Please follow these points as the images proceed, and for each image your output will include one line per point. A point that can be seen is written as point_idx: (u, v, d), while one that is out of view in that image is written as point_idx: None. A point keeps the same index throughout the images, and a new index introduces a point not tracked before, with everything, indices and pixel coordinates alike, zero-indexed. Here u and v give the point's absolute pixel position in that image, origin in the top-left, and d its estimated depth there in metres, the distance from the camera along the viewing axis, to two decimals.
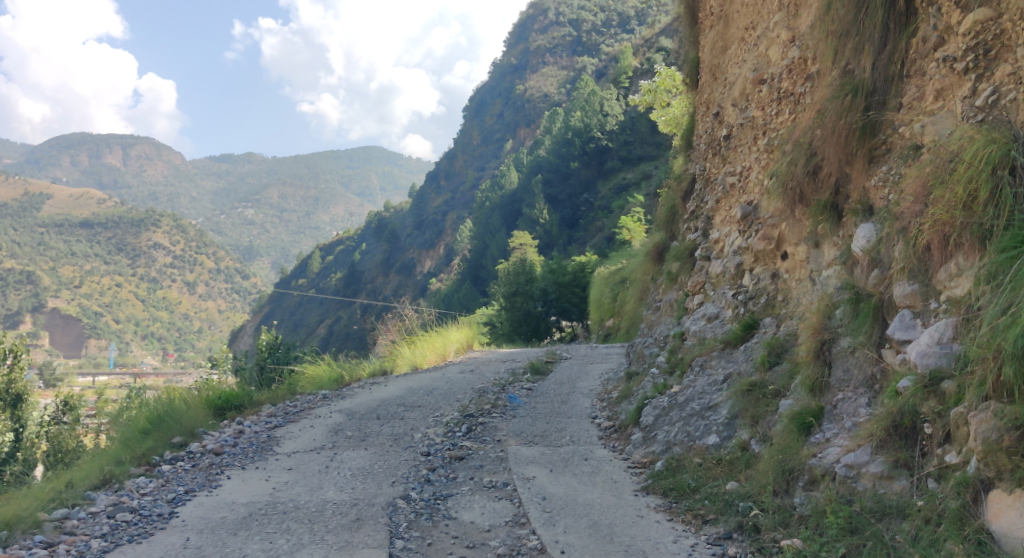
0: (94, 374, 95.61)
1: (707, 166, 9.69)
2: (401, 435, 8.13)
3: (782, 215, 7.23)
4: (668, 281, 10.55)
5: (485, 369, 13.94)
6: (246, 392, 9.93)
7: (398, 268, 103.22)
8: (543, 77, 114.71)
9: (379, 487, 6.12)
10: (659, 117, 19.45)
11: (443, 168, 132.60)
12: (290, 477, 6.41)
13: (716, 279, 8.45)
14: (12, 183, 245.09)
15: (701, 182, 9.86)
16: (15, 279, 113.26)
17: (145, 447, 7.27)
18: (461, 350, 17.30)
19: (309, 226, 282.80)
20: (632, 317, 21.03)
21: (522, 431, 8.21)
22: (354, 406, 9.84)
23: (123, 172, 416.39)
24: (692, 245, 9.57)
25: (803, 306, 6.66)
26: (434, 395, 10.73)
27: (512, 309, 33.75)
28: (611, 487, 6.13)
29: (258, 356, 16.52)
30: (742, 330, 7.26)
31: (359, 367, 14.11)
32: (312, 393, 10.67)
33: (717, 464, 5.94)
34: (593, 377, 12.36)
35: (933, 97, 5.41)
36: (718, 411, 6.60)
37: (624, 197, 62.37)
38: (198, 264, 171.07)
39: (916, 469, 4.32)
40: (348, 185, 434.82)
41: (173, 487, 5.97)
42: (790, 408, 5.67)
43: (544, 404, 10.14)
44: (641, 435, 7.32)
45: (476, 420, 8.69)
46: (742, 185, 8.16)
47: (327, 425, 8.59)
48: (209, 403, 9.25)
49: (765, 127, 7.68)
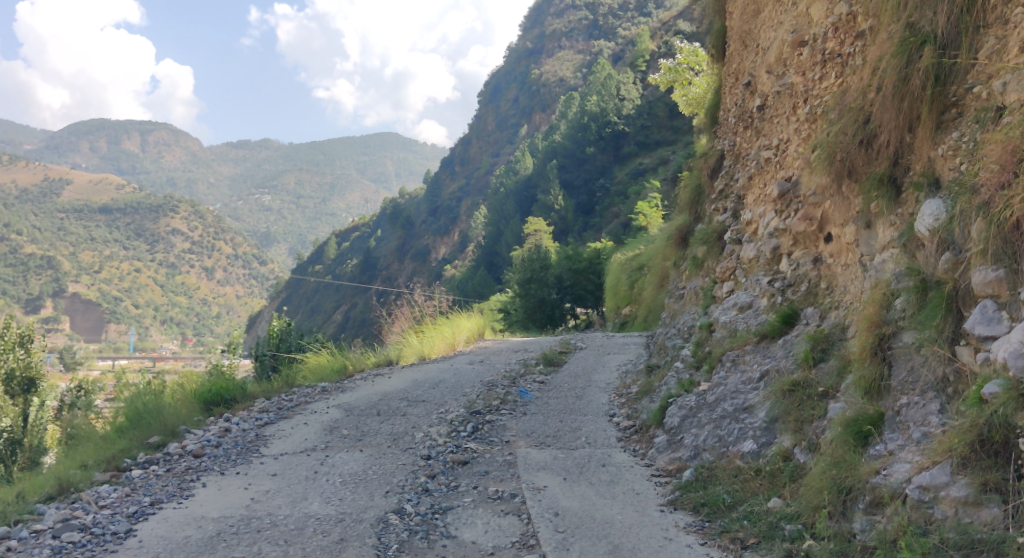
0: (113, 358, 96.24)
1: (738, 140, 8.89)
2: (401, 434, 7.44)
3: (827, 193, 6.47)
4: (693, 268, 9.77)
5: (496, 359, 13.24)
6: (239, 382, 9.27)
7: (412, 254, 102.78)
8: (559, 62, 113.47)
9: (370, 498, 5.40)
10: (681, 97, 18.51)
11: (458, 153, 131.51)
12: (271, 485, 5.71)
13: (749, 265, 7.68)
14: (33, 169, 246.75)
15: (730, 158, 9.10)
16: (35, 265, 114.42)
17: (117, 449, 6.61)
18: (472, 339, 16.60)
19: (326, 212, 282.53)
20: (651, 305, 20.30)
21: (532, 431, 7.51)
22: (353, 399, 9.17)
23: (141, 158, 419.12)
24: (720, 227, 8.79)
25: (851, 293, 5.90)
26: (441, 388, 10.02)
27: (526, 295, 33.08)
28: (632, 501, 5.42)
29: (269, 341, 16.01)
30: (779, 322, 6.50)
31: (364, 357, 13.46)
32: (311, 385, 10.02)
33: (756, 476, 5.20)
34: (609, 369, 11.64)
35: (1017, 50, 4.59)
36: (754, 414, 5.85)
37: (641, 182, 61.38)
38: (216, 249, 171.78)
39: (1008, 496, 3.57)
40: (364, 171, 434.98)
41: (136, 499, 5.31)
42: (841, 413, 4.94)
43: (559, 398, 9.45)
44: (666, 438, 6.58)
45: (483, 418, 7.98)
46: (779, 159, 7.37)
47: (321, 422, 7.91)
48: (198, 397, 8.57)
49: (806, 93, 6.88)
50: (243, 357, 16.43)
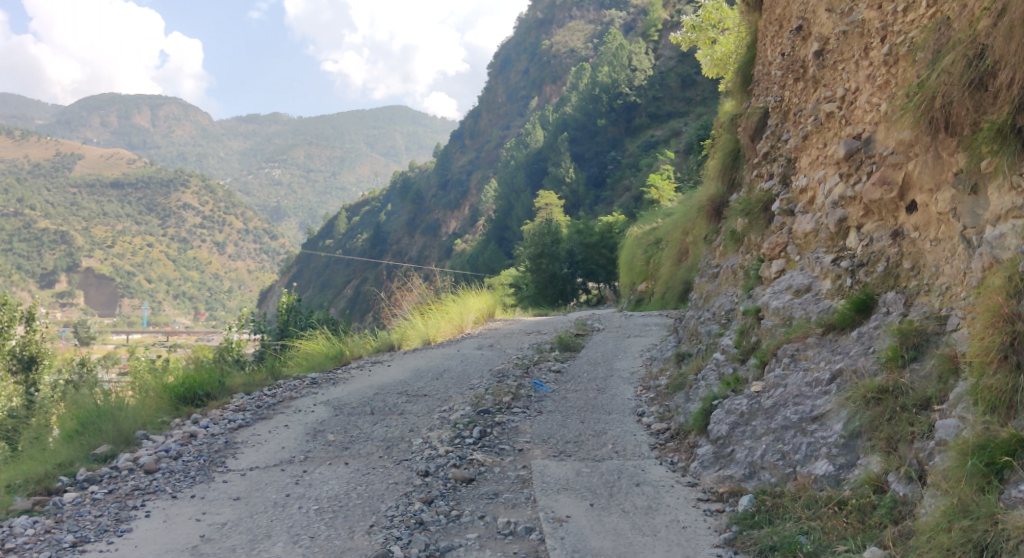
0: (127, 333, 96.16)
1: (786, 94, 7.66)
2: (396, 440, 6.37)
3: (911, 149, 5.29)
4: (730, 241, 8.61)
5: (505, 344, 12.12)
6: (217, 376, 8.20)
7: (422, 228, 101.72)
8: (569, 32, 111.21)
9: (349, 536, 4.34)
10: (704, 58, 17.07)
11: (467, 127, 129.42)
12: (230, 515, 4.62)
13: (805, 241, 6.50)
14: (44, 143, 245.97)
15: (776, 115, 7.87)
16: (48, 239, 114.19)
17: (54, 464, 5.55)
18: (480, 320, 15.44)
19: (336, 187, 281.19)
20: (669, 281, 19.30)
21: (551, 437, 6.42)
22: (345, 394, 8.08)
23: (152, 132, 418.38)
24: (766, 196, 7.55)
25: (950, 274, 4.71)
26: (444, 380, 8.89)
27: (537, 270, 31.85)
28: (680, 541, 4.37)
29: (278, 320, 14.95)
30: (852, 310, 5.32)
31: (364, 342, 12.36)
32: (299, 377, 8.94)
33: (839, 512, 4.14)
34: (632, 355, 10.51)
35: None
36: (829, 426, 4.70)
37: (654, 154, 60.02)
38: (227, 224, 171.24)
39: None
40: (374, 145, 432.98)
41: (57, 538, 4.28)
42: (956, 434, 3.88)
43: (578, 391, 8.34)
44: (711, 449, 5.45)
45: (493, 419, 6.91)
46: (846, 114, 6.14)
47: (304, 424, 6.84)
48: (170, 392, 7.52)
49: (885, 29, 5.68)
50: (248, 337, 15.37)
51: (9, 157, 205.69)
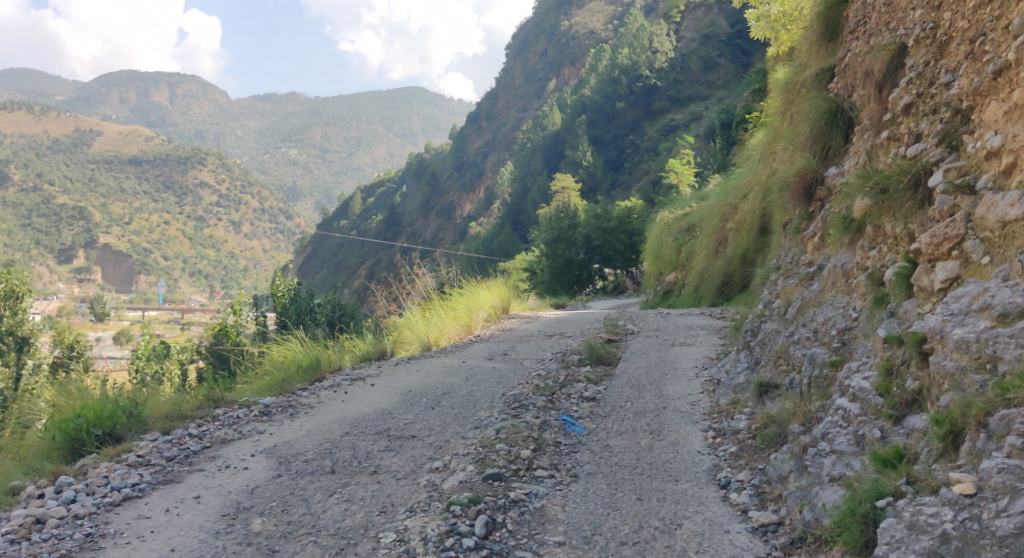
0: (144, 309, 95.69)
1: (946, 18, 5.17)
2: (354, 536, 4.08)
3: None
4: (840, 229, 6.20)
5: (523, 350, 9.81)
6: (130, 406, 6.00)
7: (437, 210, 99.12)
8: (589, 12, 107.80)
9: None
10: (756, 17, 14.47)
11: (484, 108, 126.02)
12: None
13: (1001, 236, 4.12)
14: (65, 121, 245.64)
15: (923, 51, 5.40)
16: (67, 215, 113.63)
17: None
18: (492, 317, 13.04)
19: (353, 167, 278.87)
20: (702, 272, 17.11)
21: (601, 537, 4.15)
22: (301, 436, 5.79)
23: (172, 109, 418.24)
24: (911, 164, 5.12)
25: None
26: (436, 413, 6.53)
27: (553, 255, 29.41)
28: None
29: (278, 305, 12.50)
30: None
31: (351, 349, 10.08)
32: (248, 404, 6.70)
33: None
34: (686, 375, 8.10)
35: None
36: None
37: (673, 138, 57.79)
38: (243, 202, 169.50)
39: None
40: (391, 126, 429.59)
41: None
42: None
43: (626, 436, 5.99)
44: None
45: (510, 492, 4.60)
46: None
47: (223, 496, 4.61)
48: (59, 433, 5.48)
49: None
50: (247, 321, 13.04)
51: (30, 131, 205.66)
